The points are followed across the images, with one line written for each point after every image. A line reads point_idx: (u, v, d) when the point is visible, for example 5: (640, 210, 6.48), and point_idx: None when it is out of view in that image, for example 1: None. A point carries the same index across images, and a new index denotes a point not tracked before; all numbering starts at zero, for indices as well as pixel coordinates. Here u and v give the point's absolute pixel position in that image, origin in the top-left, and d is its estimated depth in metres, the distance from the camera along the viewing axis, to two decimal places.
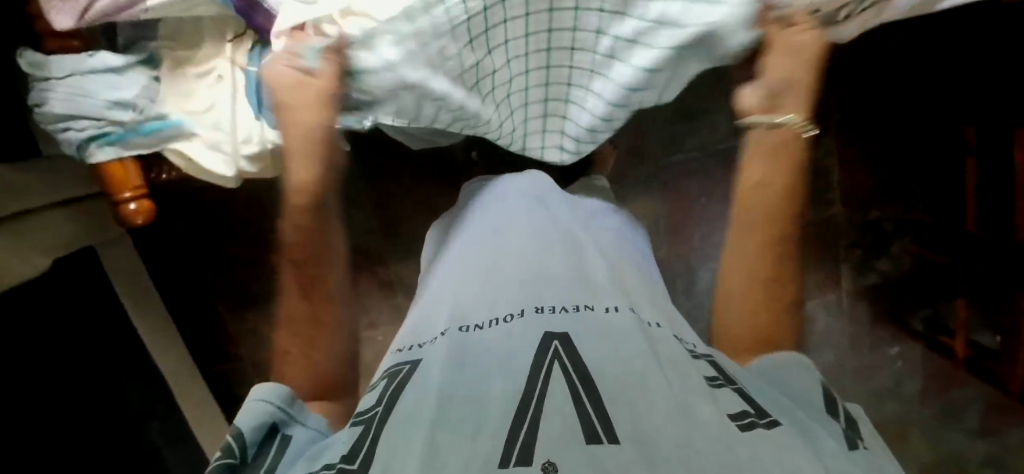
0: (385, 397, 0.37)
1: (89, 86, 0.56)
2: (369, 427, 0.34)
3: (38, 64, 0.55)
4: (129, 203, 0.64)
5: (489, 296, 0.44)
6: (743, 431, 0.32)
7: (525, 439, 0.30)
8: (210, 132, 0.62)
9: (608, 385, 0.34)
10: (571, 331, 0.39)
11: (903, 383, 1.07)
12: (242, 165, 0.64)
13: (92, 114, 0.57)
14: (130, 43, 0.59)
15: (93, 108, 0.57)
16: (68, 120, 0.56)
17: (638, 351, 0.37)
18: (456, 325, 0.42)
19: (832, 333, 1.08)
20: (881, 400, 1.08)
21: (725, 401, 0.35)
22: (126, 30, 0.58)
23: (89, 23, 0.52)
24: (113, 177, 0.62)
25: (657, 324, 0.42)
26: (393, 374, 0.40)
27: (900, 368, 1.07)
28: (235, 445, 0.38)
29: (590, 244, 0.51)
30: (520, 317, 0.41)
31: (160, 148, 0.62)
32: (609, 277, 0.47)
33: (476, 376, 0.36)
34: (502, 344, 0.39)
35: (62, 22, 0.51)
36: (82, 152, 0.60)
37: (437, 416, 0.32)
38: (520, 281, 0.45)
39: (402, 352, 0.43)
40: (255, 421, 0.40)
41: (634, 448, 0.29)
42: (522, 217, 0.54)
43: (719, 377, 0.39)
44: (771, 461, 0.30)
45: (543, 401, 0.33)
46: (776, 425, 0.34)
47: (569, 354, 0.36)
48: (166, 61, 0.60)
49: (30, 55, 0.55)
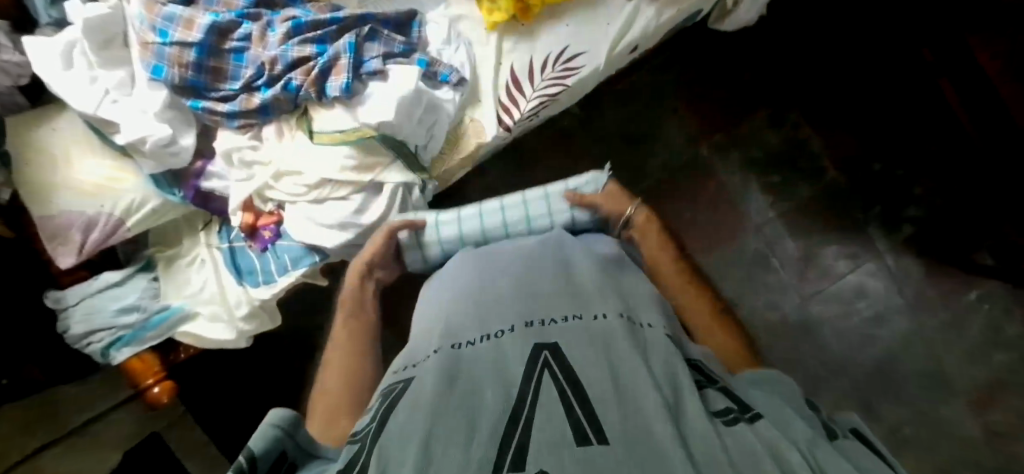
0: (379, 413, 0.38)
1: (101, 304, 0.79)
2: (362, 447, 0.35)
3: (60, 299, 0.79)
4: (153, 387, 0.78)
5: (482, 310, 0.45)
6: (726, 425, 0.33)
7: (518, 446, 0.31)
8: (208, 307, 0.84)
9: (593, 385, 0.35)
10: (562, 341, 0.40)
11: (999, 328, 1.08)
12: (240, 326, 0.85)
13: (104, 325, 0.78)
14: (129, 257, 0.87)
15: (107, 317, 0.79)
16: (88, 336, 0.78)
17: (625, 354, 0.38)
18: (449, 343, 0.42)
19: (890, 300, 1.12)
20: (984, 351, 1.09)
21: (708, 401, 0.36)
22: (123, 251, 0.87)
23: (85, 253, 0.77)
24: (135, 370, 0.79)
25: (647, 325, 0.43)
26: (388, 393, 0.40)
27: (988, 313, 1.09)
28: (246, 465, 0.37)
29: (577, 256, 0.52)
30: (512, 333, 0.41)
31: (169, 335, 0.82)
32: (599, 284, 0.47)
33: (467, 387, 0.37)
34: (494, 359, 0.39)
35: (65, 260, 0.77)
36: (107, 357, 0.78)
37: (431, 424, 0.33)
38: (509, 296, 0.46)
39: (395, 372, 0.43)
40: (264, 444, 0.39)
41: (623, 446, 0.31)
42: (505, 256, 0.54)
43: (701, 378, 0.40)
44: (760, 451, 0.31)
45: (534, 410, 0.34)
46: (759, 418, 0.34)
47: (557, 363, 0.37)
48: (158, 264, 0.86)
49: (52, 293, 0.79)
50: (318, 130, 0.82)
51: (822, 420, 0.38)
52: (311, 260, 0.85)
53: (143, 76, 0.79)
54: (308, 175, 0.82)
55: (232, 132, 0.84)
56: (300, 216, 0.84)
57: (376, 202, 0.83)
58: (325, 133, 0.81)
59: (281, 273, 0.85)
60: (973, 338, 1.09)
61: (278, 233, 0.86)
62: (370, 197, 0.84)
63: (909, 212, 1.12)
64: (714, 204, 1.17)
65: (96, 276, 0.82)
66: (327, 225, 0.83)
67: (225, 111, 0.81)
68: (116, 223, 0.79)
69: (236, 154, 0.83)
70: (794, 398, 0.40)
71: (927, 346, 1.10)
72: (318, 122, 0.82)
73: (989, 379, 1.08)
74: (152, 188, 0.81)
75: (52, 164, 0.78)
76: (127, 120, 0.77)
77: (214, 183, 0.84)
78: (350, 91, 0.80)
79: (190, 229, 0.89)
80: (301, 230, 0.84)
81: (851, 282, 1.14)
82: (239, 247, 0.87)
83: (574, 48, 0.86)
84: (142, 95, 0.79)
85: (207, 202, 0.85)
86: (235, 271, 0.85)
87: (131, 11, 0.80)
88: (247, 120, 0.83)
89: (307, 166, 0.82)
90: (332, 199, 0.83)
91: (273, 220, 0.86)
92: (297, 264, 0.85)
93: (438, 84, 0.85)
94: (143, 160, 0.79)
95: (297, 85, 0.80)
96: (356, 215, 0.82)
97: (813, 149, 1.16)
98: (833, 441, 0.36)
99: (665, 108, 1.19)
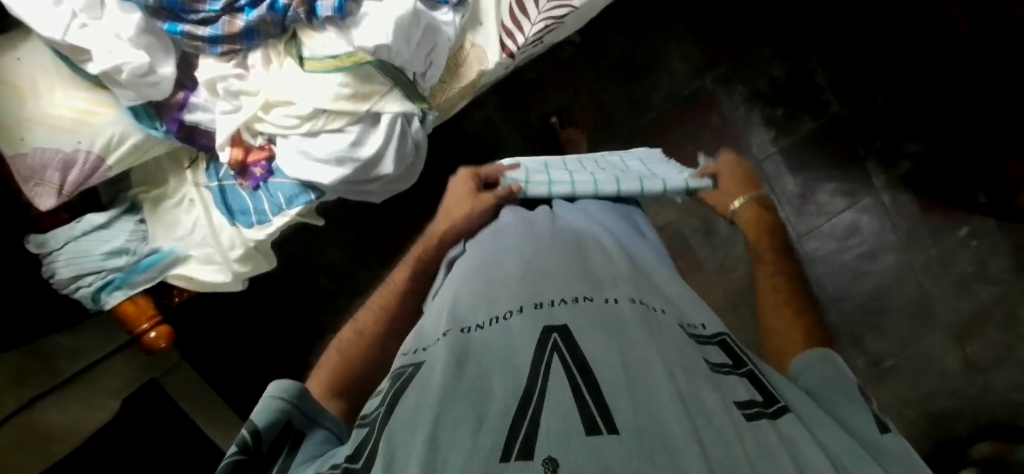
0: (387, 397, 0.38)
1: (88, 248, 0.77)
2: (372, 433, 0.35)
3: (43, 243, 0.76)
4: (149, 331, 0.78)
5: (491, 293, 0.44)
6: (748, 419, 0.33)
7: (526, 436, 0.31)
8: (201, 250, 0.82)
9: (605, 372, 0.34)
10: (571, 323, 0.39)
11: (987, 263, 1.08)
12: (235, 268, 0.84)
13: (94, 268, 0.76)
14: (112, 198, 0.84)
15: (96, 261, 0.77)
16: (78, 279, 0.76)
17: (637, 343, 0.37)
18: (457, 325, 0.41)
19: (882, 236, 1.12)
20: (968, 287, 1.10)
21: (730, 390, 0.36)
22: (107, 192, 0.84)
23: (66, 195, 0.75)
24: (127, 313, 0.78)
25: (663, 311, 0.42)
26: (396, 376, 0.39)
27: (976, 249, 1.09)
28: (248, 440, 0.38)
29: (593, 239, 0.51)
30: (520, 314, 0.41)
31: (161, 277, 0.81)
32: (613, 272, 0.46)
33: (476, 374, 0.36)
34: (502, 343, 0.39)
35: (45, 202, 0.74)
36: (98, 302, 0.77)
37: (438, 414, 0.33)
38: (520, 278, 0.45)
39: (404, 353, 0.43)
40: (270, 416, 0.39)
41: (633, 438, 0.30)
42: (512, 234, 0.52)
43: (729, 362, 0.39)
44: (781, 453, 0.31)
45: (542, 395, 0.33)
46: (783, 412, 0.35)
47: (568, 346, 0.36)
48: (145, 206, 0.83)
49: (35, 237, 0.76)
50: (310, 56, 0.77)
51: (874, 412, 0.39)
52: (307, 198, 0.83)
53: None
54: (301, 106, 0.77)
55: (214, 60, 0.78)
56: (291, 149, 0.80)
57: (376, 134, 0.80)
58: (316, 59, 0.76)
59: (276, 212, 0.83)
60: (958, 274, 1.10)
61: (270, 170, 0.83)
62: (367, 128, 0.80)
63: (907, 148, 1.09)
64: (715, 139, 1.14)
65: (78, 218, 0.79)
66: (322, 160, 0.79)
67: (205, 36, 0.76)
68: (96, 162, 0.75)
69: (220, 84, 0.77)
70: (846, 385, 0.40)
71: (915, 283, 1.11)
72: (309, 47, 0.77)
73: (970, 313, 1.10)
74: (131, 121, 0.77)
75: (20, 97, 0.73)
76: (98, 47, 0.72)
77: (199, 117, 0.80)
78: (343, 11, 0.74)
79: (175, 167, 0.85)
80: (294, 167, 0.80)
81: (847, 219, 1.13)
82: (229, 186, 0.84)
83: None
84: (114, 19, 0.73)
85: (192, 138, 0.81)
86: (227, 211, 0.83)
87: None
88: (231, 46, 0.77)
89: (296, 96, 0.77)
90: (327, 131, 0.79)
91: (264, 155, 0.82)
92: (292, 202, 0.83)
93: (437, 5, 0.80)
94: (120, 90, 0.74)
95: (284, 5, 0.75)
96: (353, 149, 0.79)
97: (818, 82, 1.10)
98: (885, 434, 0.37)
99: (667, 36, 1.12)
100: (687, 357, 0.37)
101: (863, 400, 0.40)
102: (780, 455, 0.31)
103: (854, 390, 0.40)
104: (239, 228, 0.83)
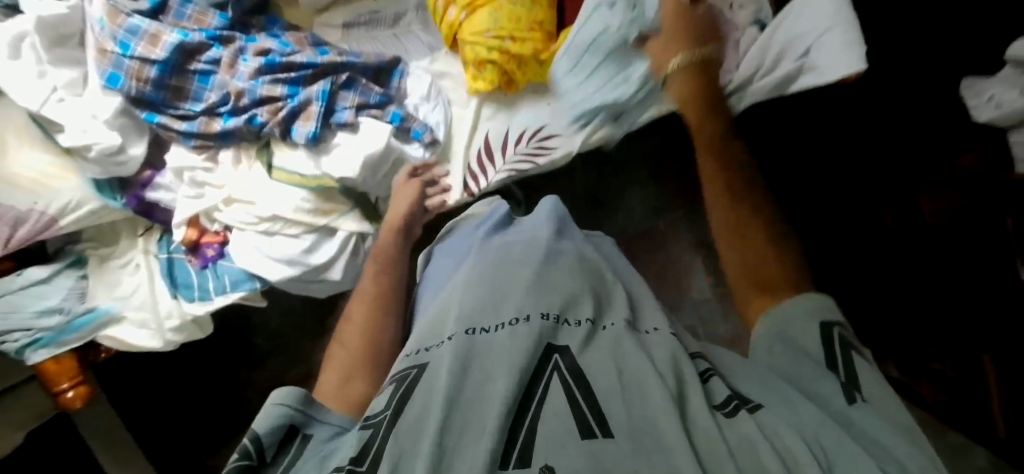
0: (394, 399, 0.37)
1: (22, 302, 0.72)
2: (378, 433, 0.34)
3: None
4: (67, 391, 0.73)
5: (496, 298, 0.44)
6: (727, 417, 0.35)
7: (524, 443, 0.31)
8: (139, 313, 0.78)
9: (602, 383, 0.35)
10: (572, 344, 0.39)
11: None
12: (169, 336, 0.79)
13: (22, 325, 0.71)
14: (58, 249, 0.81)
15: (25, 318, 0.71)
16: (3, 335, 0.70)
17: (632, 355, 0.38)
18: (462, 327, 0.41)
19: None
20: None
21: (711, 392, 0.38)
22: (56, 240, 0.80)
23: (11, 248, 0.72)
24: (52, 372, 0.72)
25: (653, 329, 0.43)
26: (400, 378, 0.39)
27: None
28: (252, 448, 0.39)
29: (585, 248, 0.51)
30: (527, 321, 0.40)
31: (91, 338, 0.75)
32: (608, 282, 0.46)
33: (479, 378, 0.36)
34: (507, 345, 0.38)
35: None
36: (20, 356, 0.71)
37: (442, 420, 0.32)
38: (526, 285, 0.45)
39: (408, 357, 0.42)
40: (269, 422, 0.40)
41: (628, 441, 0.31)
42: (510, 242, 0.53)
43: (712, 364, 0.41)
44: (764, 450, 0.32)
45: (542, 405, 0.34)
46: (759, 408, 0.37)
47: (568, 364, 0.37)
48: (91, 261, 0.80)
49: None
50: (278, 166, 0.79)
51: (844, 381, 0.39)
52: (252, 286, 0.81)
53: (97, 82, 0.77)
54: (259, 207, 0.79)
55: (185, 151, 0.81)
56: (246, 245, 0.80)
57: (330, 244, 0.81)
58: (284, 170, 0.79)
59: (218, 293, 0.80)
60: None
61: (222, 253, 0.82)
62: (323, 238, 0.81)
63: None
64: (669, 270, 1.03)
65: (21, 270, 0.75)
66: (274, 259, 0.79)
67: (181, 130, 0.80)
68: (47, 222, 0.73)
69: (187, 173, 0.80)
70: (814, 350, 0.42)
71: None
72: (280, 157, 0.79)
73: None
74: (92, 191, 0.76)
75: None
76: (73, 123, 0.73)
77: (161, 195, 0.80)
78: (315, 139, 0.78)
79: (131, 232, 0.83)
80: (246, 258, 0.80)
81: None
82: (178, 259, 0.82)
83: (552, 127, 0.79)
84: (94, 100, 0.76)
85: (150, 213, 0.81)
86: (171, 283, 0.80)
87: (92, 13, 0.79)
88: (205, 142, 0.81)
89: (257, 202, 0.79)
90: (282, 235, 0.80)
91: (218, 240, 0.82)
92: (236, 286, 0.80)
93: (409, 140, 0.81)
94: (86, 165, 0.75)
95: (262, 122, 0.78)
96: (305, 254, 0.79)
97: None
98: (854, 405, 0.37)
99: (630, 175, 1.03)
100: (681, 363, 0.38)
101: (834, 373, 0.40)
102: (762, 443, 0.32)
103: (822, 354, 0.41)
104: (179, 302, 0.80)
